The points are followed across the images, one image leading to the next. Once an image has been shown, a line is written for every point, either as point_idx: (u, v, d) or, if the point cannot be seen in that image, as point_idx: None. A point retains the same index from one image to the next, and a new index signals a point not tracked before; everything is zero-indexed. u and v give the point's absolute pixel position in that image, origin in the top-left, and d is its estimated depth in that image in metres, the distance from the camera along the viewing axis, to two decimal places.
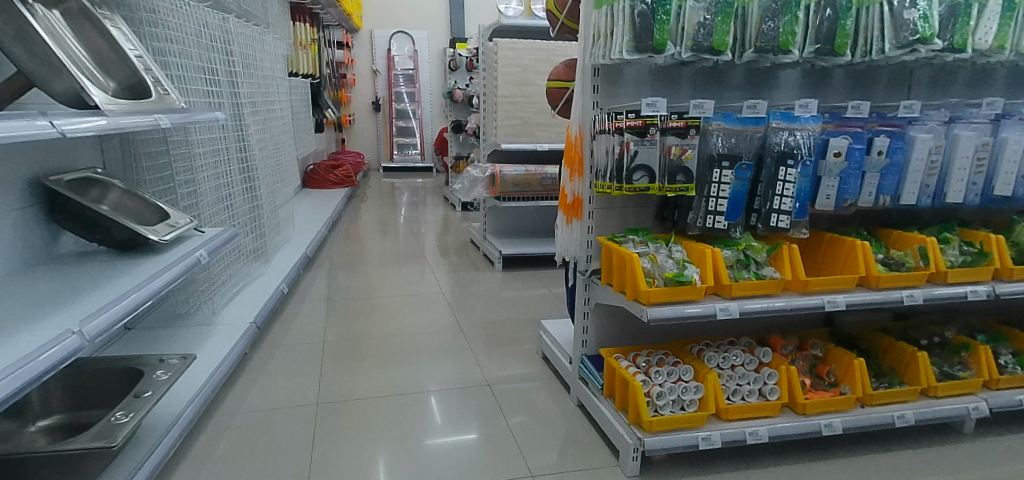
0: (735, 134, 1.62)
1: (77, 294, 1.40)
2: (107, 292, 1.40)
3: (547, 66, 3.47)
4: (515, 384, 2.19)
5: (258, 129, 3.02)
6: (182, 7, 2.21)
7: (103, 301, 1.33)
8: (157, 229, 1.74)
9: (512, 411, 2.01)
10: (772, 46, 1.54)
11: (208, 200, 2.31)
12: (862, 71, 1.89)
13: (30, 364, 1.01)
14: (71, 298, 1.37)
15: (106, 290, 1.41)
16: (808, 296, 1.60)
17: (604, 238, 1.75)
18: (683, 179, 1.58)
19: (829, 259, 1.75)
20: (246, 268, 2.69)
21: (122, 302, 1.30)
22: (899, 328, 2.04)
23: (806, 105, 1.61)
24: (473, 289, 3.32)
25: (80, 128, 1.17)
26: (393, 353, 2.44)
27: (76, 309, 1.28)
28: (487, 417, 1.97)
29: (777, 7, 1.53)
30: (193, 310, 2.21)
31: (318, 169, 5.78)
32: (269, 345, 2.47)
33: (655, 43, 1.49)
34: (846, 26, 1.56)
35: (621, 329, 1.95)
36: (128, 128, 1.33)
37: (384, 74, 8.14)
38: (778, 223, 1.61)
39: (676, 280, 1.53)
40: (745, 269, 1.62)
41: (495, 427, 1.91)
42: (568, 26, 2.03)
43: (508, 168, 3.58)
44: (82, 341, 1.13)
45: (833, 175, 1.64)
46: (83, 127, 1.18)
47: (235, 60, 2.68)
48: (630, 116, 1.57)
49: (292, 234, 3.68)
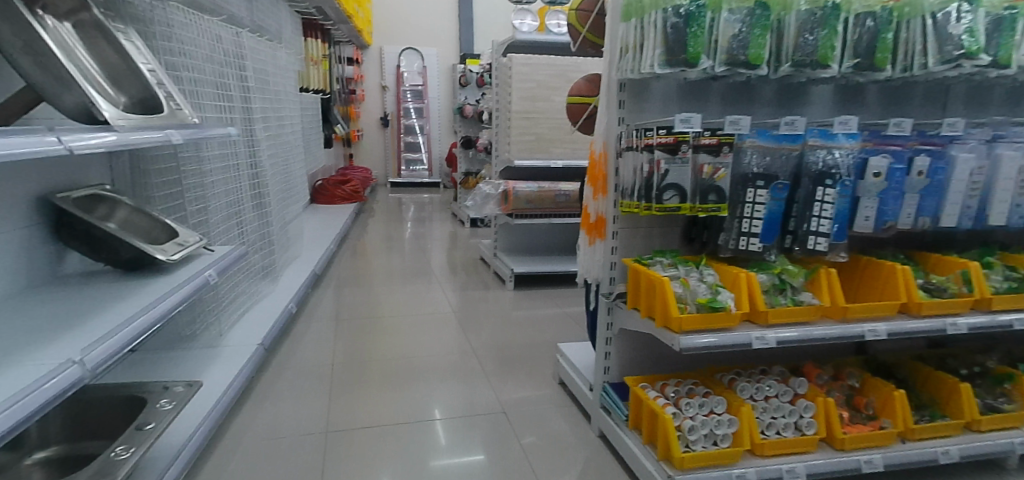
0: (770, 151, 1.55)
1: (79, 318, 1.32)
2: (112, 316, 1.33)
3: (561, 82, 3.42)
4: (530, 407, 2.10)
5: (269, 145, 2.96)
6: (195, 21, 2.17)
7: (105, 326, 1.26)
8: (167, 248, 1.69)
9: (523, 431, 1.94)
10: (810, 60, 1.48)
11: (217, 217, 2.25)
12: (895, 87, 1.82)
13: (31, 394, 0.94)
14: (73, 323, 1.29)
15: (110, 314, 1.34)
16: (848, 324, 1.52)
17: (630, 260, 1.68)
18: (715, 198, 1.50)
19: (868, 285, 1.66)
20: (255, 286, 2.62)
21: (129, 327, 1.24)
22: (936, 356, 1.93)
23: (846, 122, 1.55)
24: (484, 308, 3.24)
25: (90, 144, 1.11)
26: (400, 377, 2.34)
27: (78, 336, 1.21)
28: (498, 439, 1.89)
29: (816, 20, 1.46)
30: (198, 333, 2.14)
31: (326, 185, 5.74)
32: (275, 367, 2.38)
33: (689, 56, 1.43)
34: (886, 40, 1.50)
35: (645, 355, 1.86)
36: (139, 144, 1.28)
37: (393, 89, 8.15)
38: (815, 246, 1.54)
39: (710, 306, 1.45)
40: (781, 294, 1.54)
41: (509, 450, 1.82)
42: (590, 40, 1.98)
43: (521, 184, 3.52)
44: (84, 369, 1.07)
45: (872, 195, 1.57)
46: (92, 144, 1.13)
47: (248, 75, 2.64)
48: (662, 133, 1.49)
49: (301, 250, 3.62)
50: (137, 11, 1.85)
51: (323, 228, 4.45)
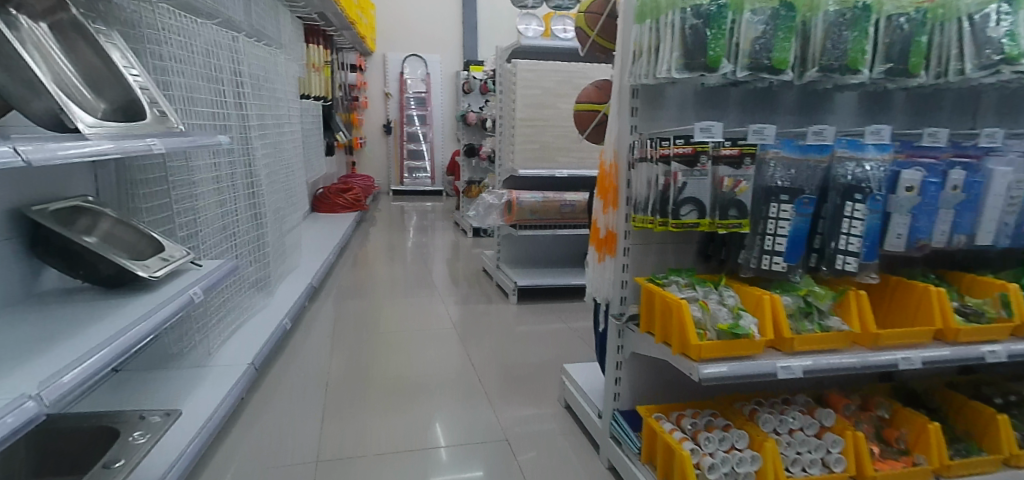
0: (795, 164, 1.43)
1: (45, 346, 1.22)
2: (81, 342, 1.24)
3: (567, 89, 3.32)
4: (529, 426, 2.03)
5: (266, 153, 2.86)
6: (188, 25, 2.07)
7: (69, 356, 1.16)
8: (149, 264, 1.59)
9: (522, 446, 1.91)
10: (838, 65, 1.37)
11: (209, 230, 2.14)
12: (924, 95, 1.71)
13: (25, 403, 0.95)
14: (37, 350, 1.19)
15: (78, 342, 1.24)
16: (879, 352, 1.40)
17: (644, 280, 1.56)
18: (736, 214, 1.40)
19: (899, 309, 1.55)
20: (249, 300, 2.51)
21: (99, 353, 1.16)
22: (969, 384, 1.81)
23: (878, 131, 1.44)
24: (486, 322, 3.13)
25: (81, 152, 1.09)
26: (401, 399, 2.23)
27: (37, 366, 1.11)
28: (496, 454, 1.86)
29: (845, 21, 1.36)
30: (186, 351, 2.02)
31: (327, 193, 5.64)
32: (267, 387, 2.27)
33: (709, 60, 1.33)
34: (920, 44, 1.40)
35: (658, 382, 1.75)
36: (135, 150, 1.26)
37: (396, 96, 8.08)
38: (844, 266, 1.42)
39: (731, 333, 1.33)
40: (807, 319, 1.43)
41: (507, 468, 1.78)
42: (600, 44, 1.88)
43: (525, 194, 3.41)
44: (80, 376, 1.08)
45: (905, 211, 1.45)
46: (85, 151, 1.10)
47: (244, 81, 2.53)
48: (679, 143, 1.38)
49: (299, 260, 3.51)
50: (125, 14, 1.75)
51: (322, 238, 4.35)
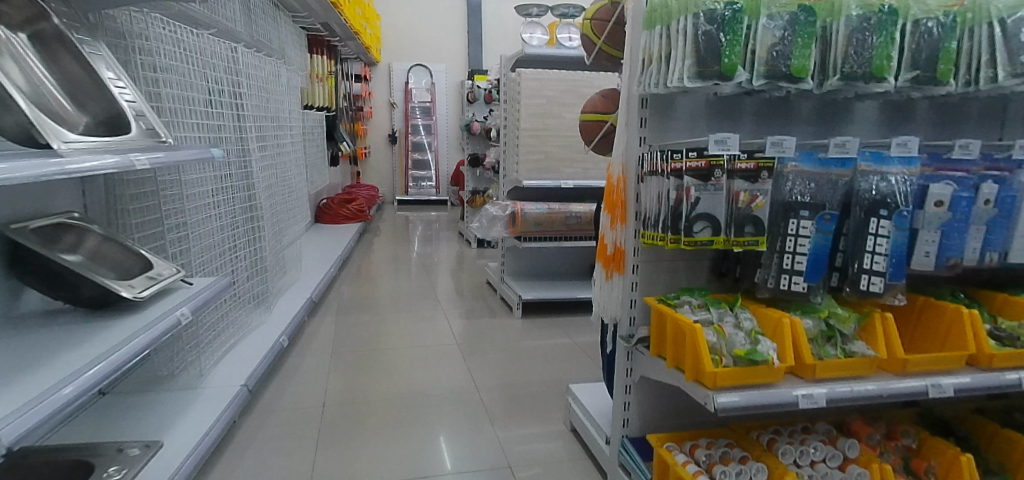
0: (815, 177, 1.36)
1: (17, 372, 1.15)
2: (59, 368, 1.18)
3: (573, 98, 3.25)
4: (530, 445, 1.99)
5: (265, 165, 2.79)
6: (185, 35, 1.99)
7: (42, 384, 1.10)
8: (134, 283, 1.51)
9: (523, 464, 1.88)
10: (862, 72, 1.30)
11: (203, 246, 2.06)
12: (949, 104, 1.62)
13: (17, 420, 0.96)
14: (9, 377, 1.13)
15: (53, 369, 1.17)
16: (908, 379, 1.30)
17: (654, 300, 1.48)
18: (752, 231, 1.31)
19: (926, 331, 1.45)
20: (245, 317, 2.44)
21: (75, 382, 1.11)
22: (999, 410, 1.70)
23: (904, 143, 1.35)
24: (490, 337, 3.04)
25: (82, 168, 1.08)
26: (401, 423, 2.14)
27: (9, 393, 1.06)
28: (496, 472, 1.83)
29: (869, 26, 1.29)
30: (176, 373, 1.96)
31: (331, 204, 5.59)
32: (261, 410, 2.19)
33: (724, 68, 1.26)
34: (949, 49, 1.32)
35: (668, 408, 1.67)
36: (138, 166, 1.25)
37: (401, 106, 8.05)
38: (869, 286, 1.32)
39: (749, 359, 1.25)
40: (829, 343, 1.33)
41: None
42: (606, 52, 1.81)
43: (530, 206, 3.34)
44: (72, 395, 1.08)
45: (933, 227, 1.36)
46: (87, 167, 1.09)
47: (242, 92, 2.45)
48: (692, 156, 1.30)
49: (299, 273, 3.44)
50: (118, 25, 1.67)
51: (324, 250, 4.29)
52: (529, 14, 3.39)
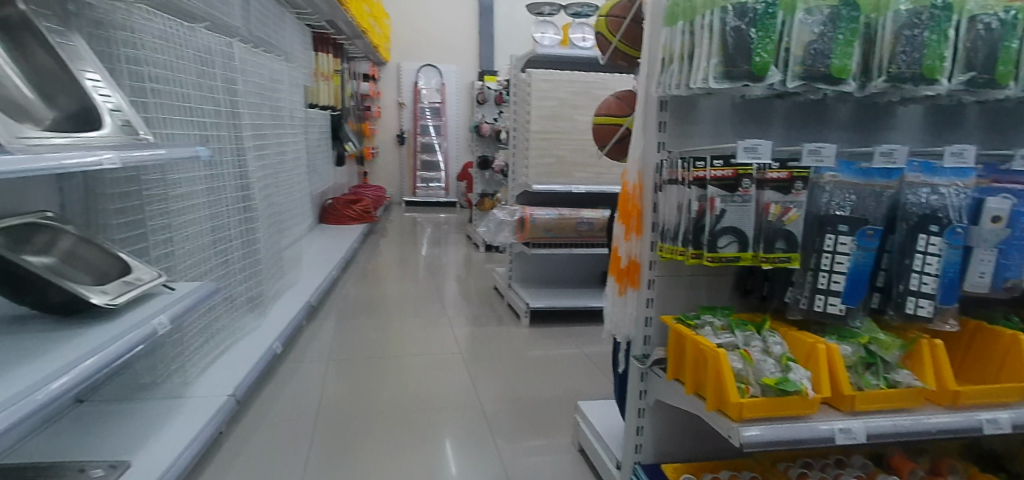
0: (856, 188, 1.22)
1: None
2: (46, 362, 1.11)
3: (585, 100, 3.13)
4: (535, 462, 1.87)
5: (263, 165, 2.68)
6: (175, 29, 1.88)
7: (30, 377, 1.04)
8: (108, 288, 1.39)
9: None
10: (911, 73, 1.16)
11: (190, 248, 1.95)
12: (1001, 109, 1.48)
13: None
14: None
15: (39, 364, 1.11)
16: (960, 414, 1.16)
17: (672, 320, 1.35)
18: (783, 247, 1.18)
19: (978, 361, 1.30)
20: (237, 322, 2.33)
21: (59, 380, 1.03)
22: None
23: (961, 152, 1.21)
24: (496, 345, 2.91)
25: (82, 163, 1.04)
26: (400, 434, 2.01)
27: None
28: None
29: (920, 21, 1.15)
30: (159, 380, 1.86)
31: (336, 204, 5.49)
32: (248, 421, 2.06)
33: (755, 67, 1.12)
34: (1010, 49, 1.19)
35: (685, 434, 1.55)
36: (140, 161, 1.22)
37: (410, 106, 7.96)
38: (916, 310, 1.20)
39: (779, 389, 1.10)
40: (869, 372, 1.19)
41: None
42: (622, 51, 1.67)
43: (539, 211, 3.20)
44: (71, 383, 1.04)
45: (989, 245, 1.22)
46: (86, 163, 1.05)
47: (240, 90, 2.34)
48: (717, 165, 1.16)
49: (299, 276, 3.33)
50: (98, 13, 1.56)
51: (327, 252, 4.18)
52: (541, 13, 3.29)
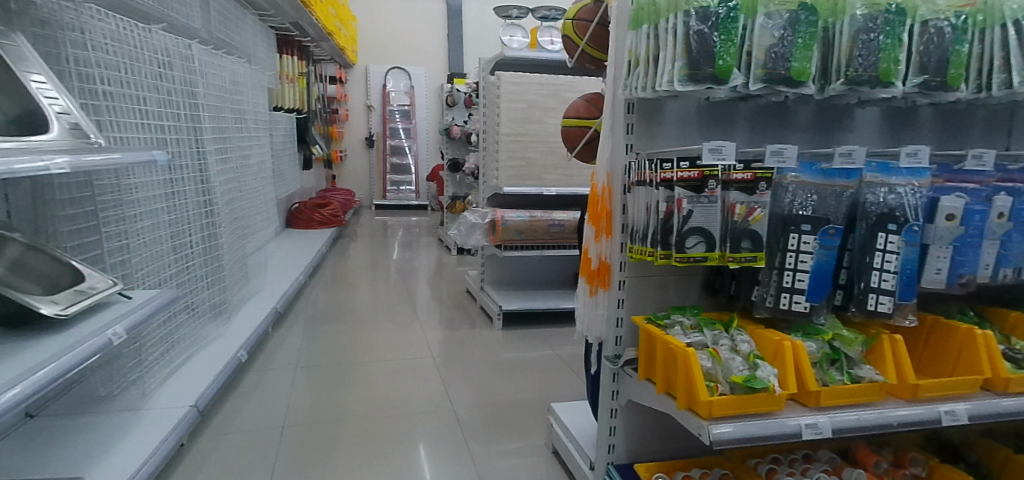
0: (817, 189, 1.25)
1: None
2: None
3: (555, 103, 3.14)
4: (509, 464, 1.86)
5: (226, 169, 2.61)
6: (129, 30, 1.82)
7: None
8: (59, 298, 1.33)
9: None
10: (868, 76, 1.19)
11: (148, 254, 1.89)
12: (953, 111, 1.54)
13: None
14: None
15: None
16: (920, 406, 1.19)
17: (642, 320, 1.35)
18: (749, 246, 1.20)
19: (937, 354, 1.35)
20: (200, 330, 2.26)
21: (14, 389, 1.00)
22: (1009, 432, 1.63)
23: (915, 153, 1.25)
24: (468, 348, 2.89)
25: (30, 167, 0.99)
26: (370, 439, 1.98)
27: None
28: None
29: (876, 26, 1.19)
30: (116, 393, 1.77)
31: (303, 209, 5.39)
32: (212, 431, 2.00)
33: (718, 70, 1.14)
34: (960, 54, 1.24)
35: (659, 434, 1.56)
36: (91, 167, 1.16)
37: (378, 109, 7.87)
38: (876, 306, 1.23)
39: (747, 386, 1.12)
40: (833, 368, 1.22)
41: None
42: (590, 54, 1.68)
43: (510, 213, 3.20)
44: (23, 393, 0.99)
45: (945, 242, 1.26)
46: (34, 168, 1.00)
47: (200, 93, 2.27)
48: (684, 166, 1.17)
49: (265, 282, 3.25)
50: (45, 13, 1.49)
51: (294, 257, 4.09)
52: (509, 16, 3.30)
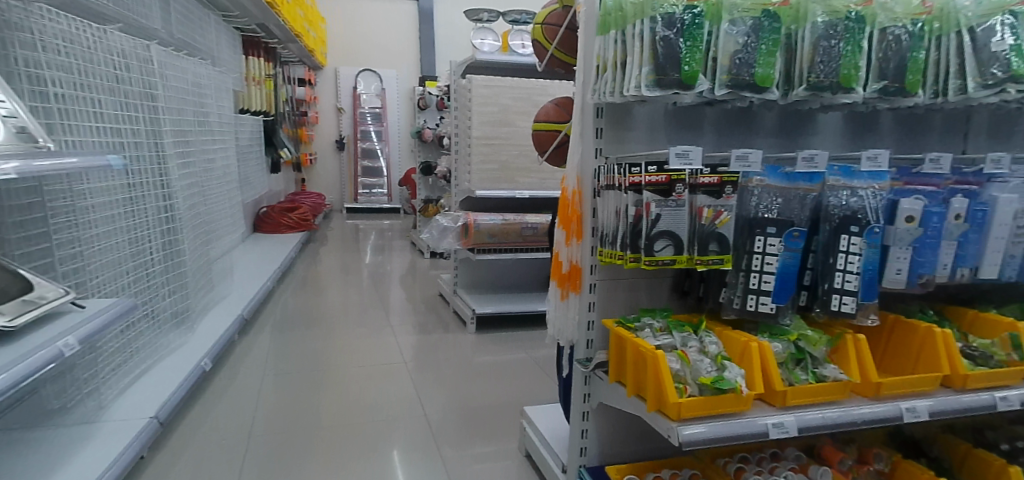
0: (782, 192, 1.27)
1: None
2: None
3: (526, 106, 3.14)
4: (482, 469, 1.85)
5: (189, 173, 2.54)
6: (83, 31, 1.75)
7: None
8: (5, 308, 1.26)
9: None
10: (829, 82, 1.22)
11: (104, 261, 1.82)
12: (912, 116, 1.58)
13: None
14: None
15: None
16: (882, 403, 1.22)
17: (613, 323, 1.36)
18: (716, 249, 1.21)
19: (899, 352, 1.38)
20: (161, 339, 2.19)
21: None
22: (970, 427, 1.68)
23: (875, 157, 1.27)
24: (441, 352, 2.87)
25: None
26: (339, 447, 1.94)
27: None
28: None
29: (836, 33, 1.21)
30: (71, 405, 1.70)
31: (272, 213, 5.28)
32: (175, 443, 1.94)
33: (684, 75, 1.15)
34: (918, 60, 1.27)
35: (630, 436, 1.57)
36: (43, 172, 1.11)
37: (349, 111, 7.78)
38: (840, 306, 1.25)
39: (715, 388, 1.13)
40: (799, 367, 1.24)
41: None
42: (560, 58, 1.68)
43: (483, 217, 3.19)
44: None
45: (905, 244, 1.29)
46: None
47: (160, 95, 2.20)
48: (651, 170, 1.18)
49: (231, 288, 3.17)
50: None
51: (262, 263, 4.01)
52: (480, 19, 3.28)
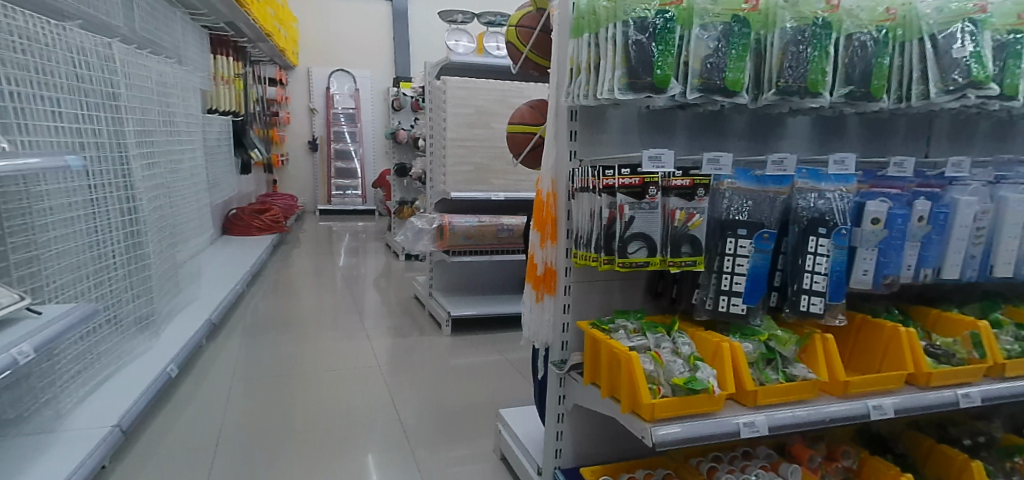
0: (752, 194, 1.29)
1: None
2: None
3: (501, 108, 3.14)
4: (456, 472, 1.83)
5: (153, 174, 2.47)
6: (42, 27, 1.69)
7: None
8: None
9: None
10: (797, 87, 1.24)
11: (62, 265, 1.75)
12: (877, 120, 1.62)
13: None
14: None
15: None
16: (849, 401, 1.25)
17: (587, 325, 1.36)
18: (689, 251, 1.22)
19: (866, 351, 1.42)
20: (124, 344, 2.12)
21: None
22: (933, 423, 1.73)
23: (842, 160, 1.32)
24: (416, 355, 2.84)
25: None
26: (310, 452, 1.91)
27: None
28: None
29: (804, 38, 1.24)
30: (27, 414, 1.63)
31: (242, 214, 5.18)
32: (138, 452, 1.88)
33: (656, 79, 1.16)
34: (882, 66, 1.31)
35: (606, 437, 1.58)
36: None
37: (322, 112, 7.68)
38: (808, 307, 1.28)
39: (688, 388, 1.13)
40: (769, 367, 1.26)
41: None
42: (534, 61, 1.68)
43: (458, 218, 3.17)
44: None
45: (870, 245, 1.32)
46: None
47: (122, 94, 2.14)
48: (625, 173, 1.19)
49: (199, 292, 3.10)
50: None
51: (232, 266, 3.93)
52: (454, 21, 3.27)
